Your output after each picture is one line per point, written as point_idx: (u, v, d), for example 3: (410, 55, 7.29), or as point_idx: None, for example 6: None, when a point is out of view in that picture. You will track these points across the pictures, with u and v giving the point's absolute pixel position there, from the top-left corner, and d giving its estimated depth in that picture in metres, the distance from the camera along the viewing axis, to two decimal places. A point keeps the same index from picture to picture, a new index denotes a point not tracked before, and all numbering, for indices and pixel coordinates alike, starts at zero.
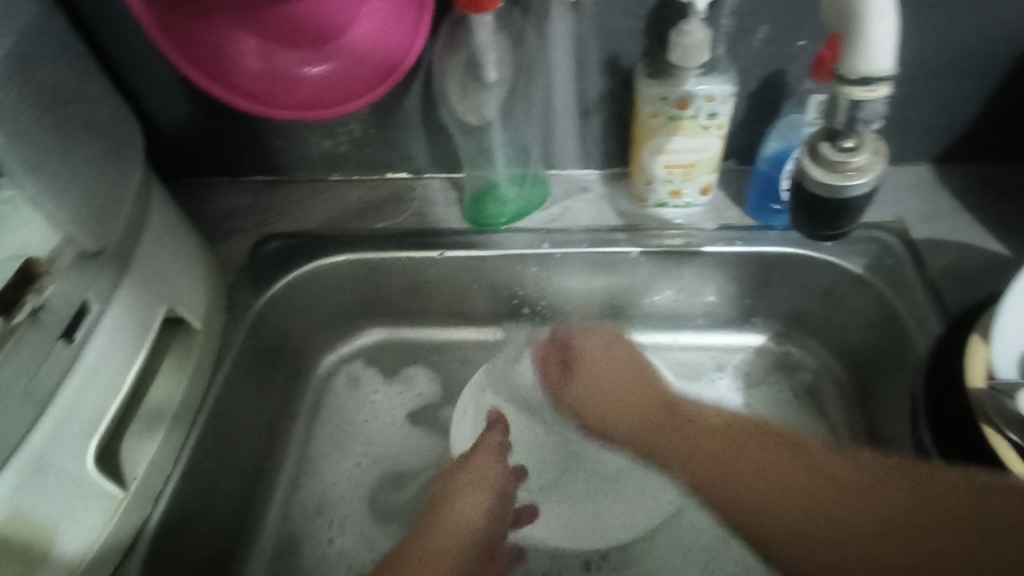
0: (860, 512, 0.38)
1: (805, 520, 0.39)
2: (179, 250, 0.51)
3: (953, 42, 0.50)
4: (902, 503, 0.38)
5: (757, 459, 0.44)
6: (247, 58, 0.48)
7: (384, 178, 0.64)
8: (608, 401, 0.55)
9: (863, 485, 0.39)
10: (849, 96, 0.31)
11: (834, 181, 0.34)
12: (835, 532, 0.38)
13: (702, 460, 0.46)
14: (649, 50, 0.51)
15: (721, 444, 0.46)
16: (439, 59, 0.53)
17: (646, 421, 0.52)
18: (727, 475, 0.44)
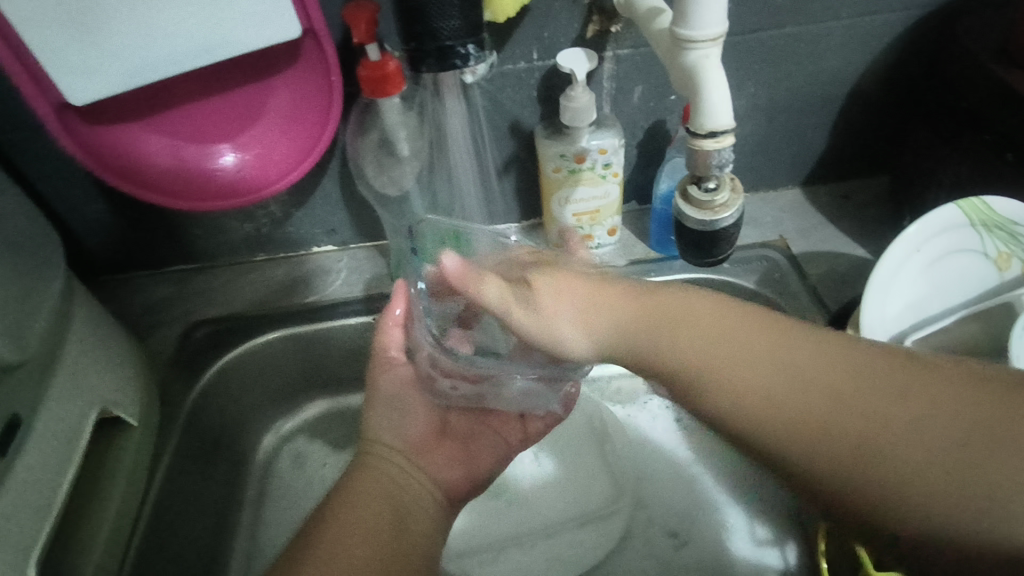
0: (899, 400, 0.27)
1: (801, 427, 0.29)
2: (108, 349, 0.51)
3: (799, 88, 0.58)
4: (917, 381, 0.28)
5: (760, 343, 0.32)
6: (159, 156, 0.49)
7: (309, 253, 0.66)
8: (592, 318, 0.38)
9: (875, 375, 0.29)
10: (702, 149, 0.36)
11: (706, 216, 0.40)
12: (843, 425, 0.28)
13: (673, 318, 0.35)
14: (545, 113, 0.57)
15: (698, 317, 0.35)
16: (352, 142, 0.56)
17: (638, 320, 0.36)
18: (722, 347, 0.33)
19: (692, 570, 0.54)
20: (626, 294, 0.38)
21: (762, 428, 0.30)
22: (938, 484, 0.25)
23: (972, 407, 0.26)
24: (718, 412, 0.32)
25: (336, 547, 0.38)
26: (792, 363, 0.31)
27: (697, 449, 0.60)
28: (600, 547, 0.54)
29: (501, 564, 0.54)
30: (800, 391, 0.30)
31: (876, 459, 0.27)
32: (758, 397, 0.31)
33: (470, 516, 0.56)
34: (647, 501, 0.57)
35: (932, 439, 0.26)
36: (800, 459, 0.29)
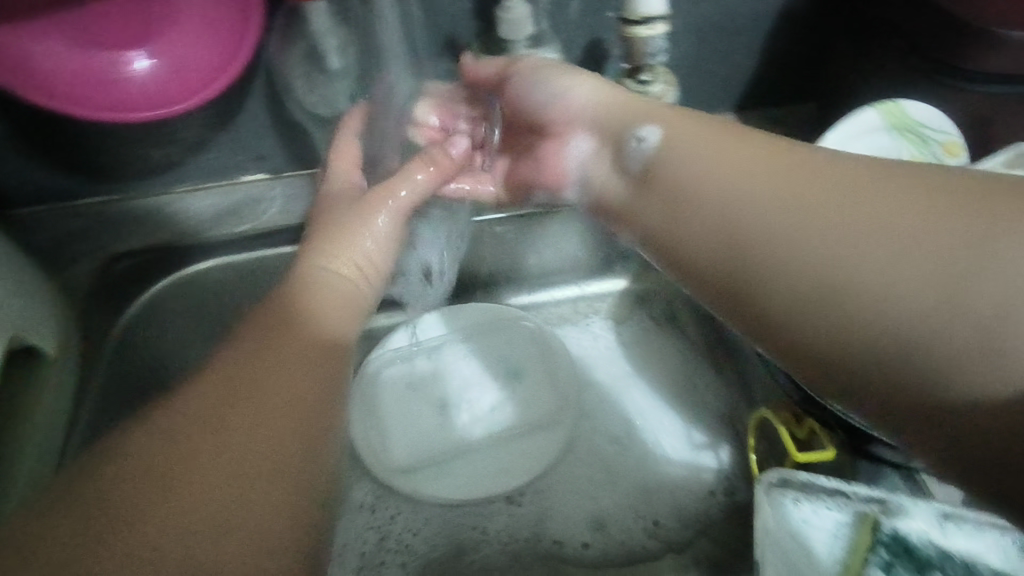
0: (856, 209, 0.32)
1: (772, 214, 0.34)
2: (15, 277, 0.47)
3: (732, 6, 0.59)
4: (879, 199, 0.31)
5: (754, 159, 0.37)
6: (63, 61, 0.46)
7: (239, 182, 0.62)
8: (622, 106, 0.46)
9: (831, 174, 0.34)
10: (636, 35, 0.42)
11: (640, 107, 0.46)
12: (816, 245, 0.32)
13: (699, 154, 0.40)
14: (481, 27, 0.55)
15: (717, 151, 0.39)
16: (277, 54, 0.53)
17: (655, 122, 0.44)
18: (740, 173, 0.37)
19: (633, 471, 0.57)
20: (648, 100, 0.46)
21: (736, 220, 0.36)
22: (899, 313, 0.29)
23: (939, 228, 0.29)
24: (703, 224, 0.37)
25: (236, 440, 0.34)
26: (771, 172, 0.36)
27: (635, 362, 0.62)
28: (545, 456, 0.56)
29: (445, 479, 0.54)
30: (790, 207, 0.34)
31: (845, 276, 0.31)
32: (756, 215, 0.35)
33: (403, 449, 0.56)
34: (590, 415, 0.59)
35: (898, 267, 0.29)
36: (769, 286, 0.33)
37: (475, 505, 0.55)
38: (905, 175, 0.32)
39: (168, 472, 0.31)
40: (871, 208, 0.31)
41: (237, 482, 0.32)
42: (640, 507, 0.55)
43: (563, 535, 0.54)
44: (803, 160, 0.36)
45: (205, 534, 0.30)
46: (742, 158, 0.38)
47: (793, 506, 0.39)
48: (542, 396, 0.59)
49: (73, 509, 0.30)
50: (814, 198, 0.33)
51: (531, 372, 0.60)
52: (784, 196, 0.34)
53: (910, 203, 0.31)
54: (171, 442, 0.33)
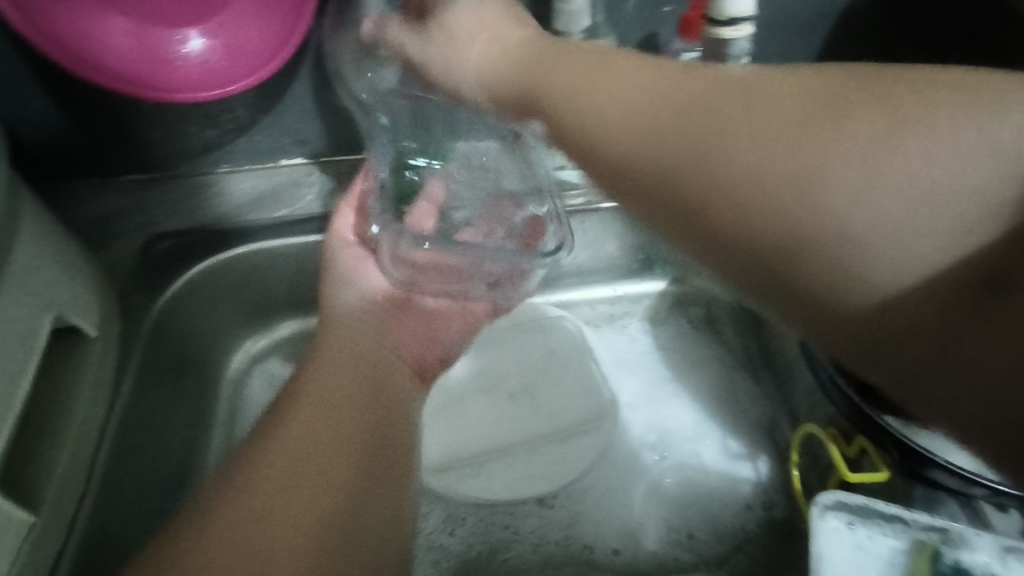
0: (725, 137, 0.35)
1: (660, 142, 0.37)
2: (59, 255, 0.47)
3: (793, 7, 0.57)
4: (753, 108, 0.36)
5: (642, 83, 0.39)
6: (117, 36, 0.45)
7: (278, 165, 0.61)
8: (512, 54, 0.45)
9: (707, 92, 0.37)
10: (721, 35, 0.42)
11: None
12: (748, 155, 0.35)
13: (566, 86, 0.41)
14: (535, 18, 0.54)
15: (654, 82, 0.39)
16: (328, 38, 0.52)
17: (529, 47, 0.44)
18: (655, 124, 0.37)
19: (669, 480, 0.56)
20: (525, 39, 0.45)
21: (636, 153, 0.38)
22: (849, 199, 0.33)
23: (821, 104, 0.35)
24: (644, 162, 0.37)
25: (303, 437, 0.39)
26: (642, 91, 0.38)
27: (672, 367, 0.61)
28: (580, 460, 0.55)
29: (482, 478, 0.54)
30: (695, 139, 0.36)
31: (762, 172, 0.35)
32: (730, 155, 0.35)
33: (454, 450, 0.55)
34: (625, 420, 0.58)
35: (842, 164, 0.33)
36: (750, 216, 0.35)
37: (508, 507, 0.54)
38: (760, 88, 0.36)
39: (261, 465, 0.37)
40: (744, 108, 0.36)
41: (305, 483, 0.37)
42: (674, 518, 0.54)
43: (594, 540, 0.53)
44: (666, 77, 0.39)
45: (263, 534, 0.34)
46: (633, 80, 0.39)
47: (848, 530, 0.38)
48: (577, 395, 0.59)
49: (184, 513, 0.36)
50: (709, 111, 0.36)
51: (566, 374, 0.60)
52: (660, 121, 0.37)
53: (793, 120, 0.35)
54: (255, 439, 0.39)
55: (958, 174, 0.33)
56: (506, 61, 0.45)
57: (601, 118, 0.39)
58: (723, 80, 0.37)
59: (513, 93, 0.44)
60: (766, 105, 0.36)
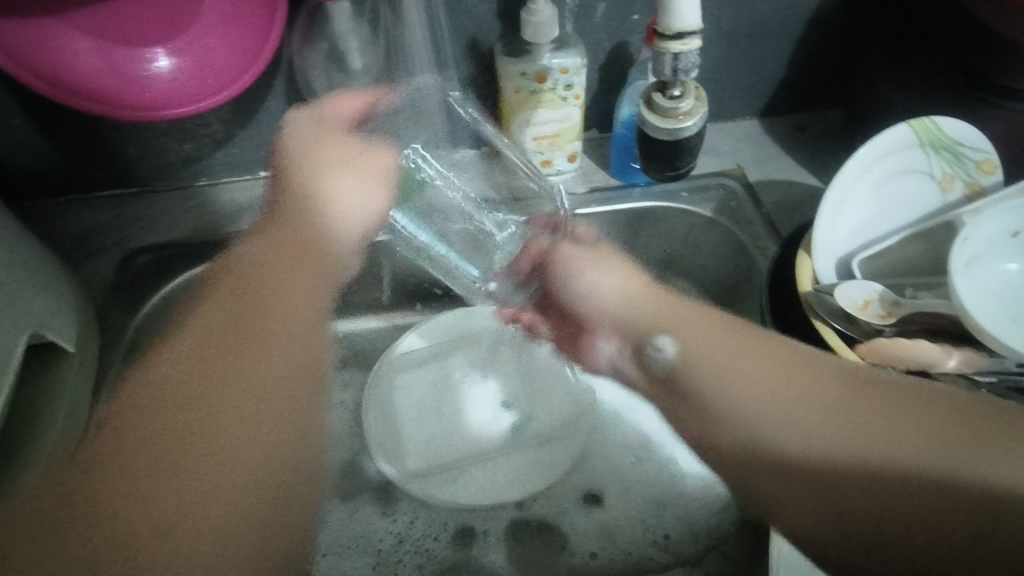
0: (853, 428, 0.33)
1: (787, 466, 0.35)
2: (33, 272, 0.47)
3: (763, 11, 0.58)
4: (878, 402, 0.34)
5: (762, 361, 0.39)
6: (84, 58, 0.46)
7: (258, 177, 0.62)
8: (638, 313, 0.46)
9: (813, 377, 0.36)
10: (670, 49, 0.43)
11: (670, 122, 0.47)
12: (822, 428, 0.34)
13: (721, 353, 0.40)
14: (505, 30, 0.55)
15: (734, 339, 0.40)
16: (299, 53, 0.53)
17: (660, 300, 0.46)
18: (671, 321, 0.44)
19: (646, 482, 0.56)
20: (660, 300, 0.46)
21: (752, 434, 0.36)
22: (897, 450, 0.32)
23: (870, 420, 0.33)
24: (776, 466, 0.35)
25: (228, 401, 0.39)
26: (772, 362, 0.38)
27: None
28: (558, 465, 0.56)
29: (460, 485, 0.54)
30: (759, 392, 0.37)
31: (776, 446, 0.35)
32: (716, 367, 0.39)
33: (417, 459, 0.55)
34: (600, 424, 0.59)
35: (925, 439, 0.31)
36: (773, 446, 0.36)
37: (484, 513, 0.54)
38: (875, 383, 0.35)
39: (195, 437, 0.37)
40: (858, 420, 0.33)
41: (251, 444, 0.38)
42: (650, 519, 0.55)
43: (570, 541, 0.54)
44: (778, 347, 0.39)
45: (199, 517, 0.35)
46: (747, 350, 0.39)
47: None
48: (550, 402, 0.58)
49: (150, 441, 0.36)
50: (833, 414, 0.34)
51: (539, 379, 0.60)
52: (774, 392, 0.37)
53: (870, 416, 0.33)
54: (182, 394, 0.39)
55: (919, 428, 0.32)
56: (642, 307, 0.46)
57: (705, 404, 0.39)
58: (822, 366, 0.37)
59: (629, 326, 0.46)
60: (866, 406, 0.34)
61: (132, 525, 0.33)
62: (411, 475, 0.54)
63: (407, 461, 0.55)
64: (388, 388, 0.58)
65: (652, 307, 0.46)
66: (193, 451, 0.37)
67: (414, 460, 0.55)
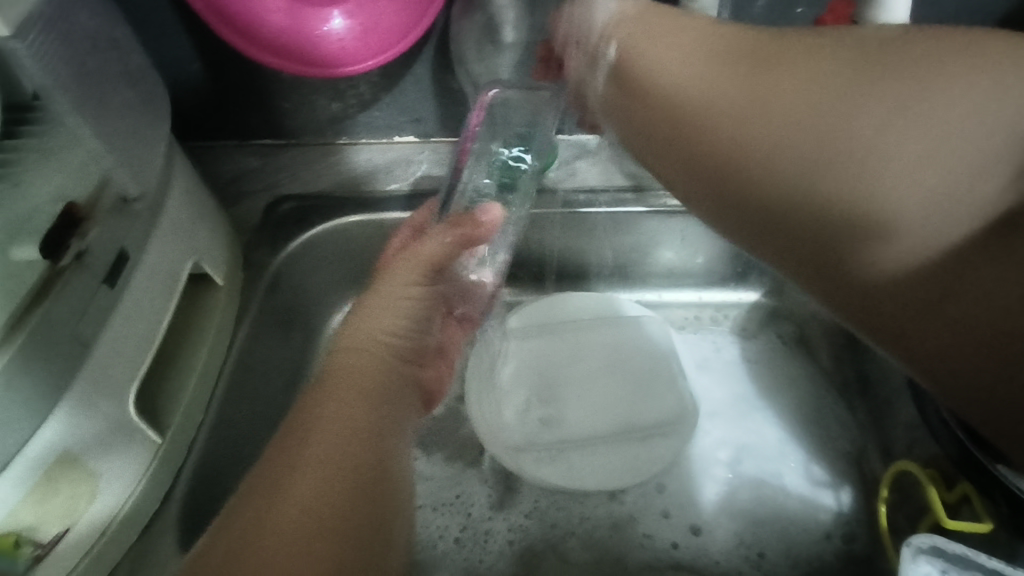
0: (860, 154, 0.39)
1: (805, 202, 0.42)
2: (200, 207, 0.51)
3: (944, 14, 0.53)
4: (850, 112, 0.39)
5: (777, 106, 0.42)
6: (269, 14, 0.48)
7: (393, 142, 0.64)
8: (663, 41, 0.45)
9: (841, 86, 0.40)
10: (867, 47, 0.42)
11: None
12: (807, 137, 0.41)
13: (731, 103, 0.43)
14: (659, 15, 0.53)
15: (751, 68, 0.43)
16: (454, 24, 0.54)
17: (711, 40, 0.44)
18: (686, 52, 0.44)
19: (747, 496, 0.55)
20: (680, 22, 0.45)
21: (782, 187, 0.42)
22: (916, 165, 0.38)
23: (888, 127, 0.38)
24: (803, 222, 0.42)
25: (323, 431, 0.38)
26: (794, 87, 0.41)
27: (759, 385, 0.60)
28: (657, 463, 0.55)
29: (557, 465, 0.54)
30: (779, 138, 0.42)
31: (796, 193, 0.42)
32: (712, 112, 0.44)
33: (517, 432, 0.56)
34: (702, 430, 0.58)
35: (904, 149, 0.38)
36: (795, 220, 0.43)
37: (577, 498, 0.55)
38: (860, 75, 0.39)
39: (278, 481, 0.36)
40: (847, 128, 0.39)
41: (332, 466, 0.37)
42: (746, 534, 0.53)
43: (654, 532, 0.54)
44: (780, 60, 0.42)
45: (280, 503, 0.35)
46: (780, 86, 0.42)
47: None
48: (658, 399, 0.57)
49: (234, 519, 0.35)
50: (818, 133, 0.40)
51: (639, 371, 0.58)
52: (794, 128, 0.41)
53: (856, 129, 0.39)
54: (320, 459, 0.37)
55: (928, 148, 0.38)
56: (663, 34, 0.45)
57: (741, 172, 0.44)
58: (839, 74, 0.40)
59: (621, 99, 0.48)
60: (862, 119, 0.39)
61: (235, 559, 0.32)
62: (511, 449, 0.55)
63: (507, 433, 0.56)
64: (492, 358, 0.59)
65: (672, 44, 0.45)
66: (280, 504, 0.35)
67: (511, 433, 0.56)
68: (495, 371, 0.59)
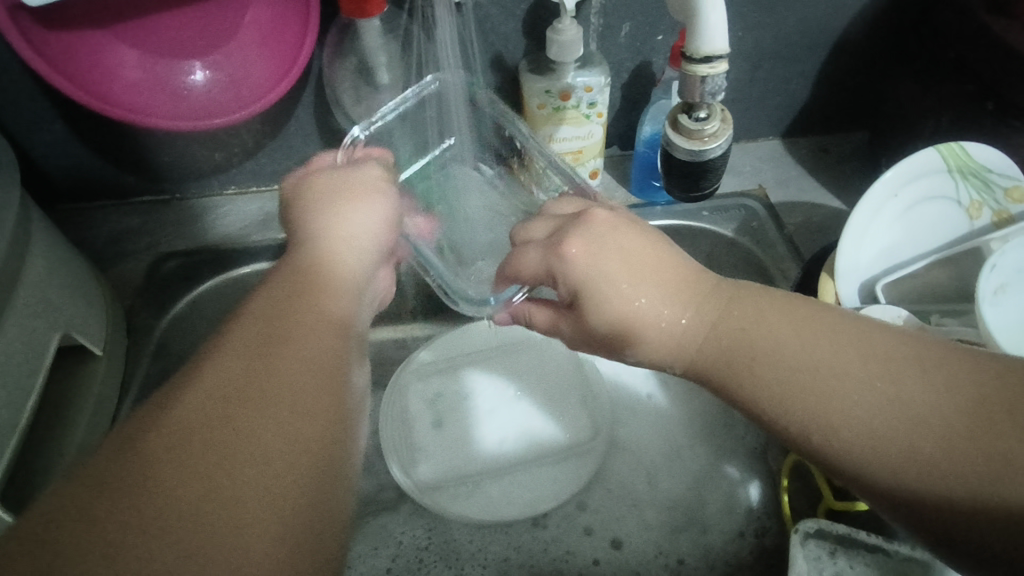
0: (970, 428, 0.29)
1: (871, 444, 0.30)
2: (66, 274, 0.48)
3: (788, 33, 0.58)
4: (871, 357, 0.32)
5: (788, 340, 0.34)
6: (130, 70, 0.47)
7: (284, 187, 0.63)
8: (659, 307, 0.37)
9: (871, 355, 0.32)
10: (697, 73, 0.43)
11: (695, 145, 0.48)
12: (820, 368, 0.32)
13: (758, 350, 0.34)
14: (530, 48, 0.55)
15: (753, 355, 0.34)
16: (329, 68, 0.54)
17: (693, 299, 0.37)
18: (723, 358, 0.35)
19: (665, 504, 0.56)
20: (717, 309, 0.36)
21: (827, 448, 0.31)
22: (940, 455, 0.29)
23: (928, 401, 0.30)
24: (808, 451, 0.33)
25: (192, 399, 0.32)
26: (792, 320, 0.34)
27: (669, 391, 0.62)
28: (573, 483, 0.55)
29: (475, 499, 0.54)
30: (859, 379, 0.31)
31: (842, 433, 0.31)
32: (790, 395, 0.33)
33: (433, 471, 0.55)
34: (617, 445, 0.59)
35: (939, 424, 0.29)
36: (839, 440, 0.31)
37: (500, 527, 0.55)
38: (914, 358, 0.31)
39: (223, 454, 0.30)
40: (921, 378, 0.30)
41: (284, 435, 0.32)
42: (664, 542, 0.54)
43: (577, 548, 0.54)
44: (799, 307, 0.35)
45: (230, 513, 0.28)
46: (804, 347, 0.33)
47: (829, 558, 0.40)
48: (573, 418, 0.58)
49: (165, 484, 0.28)
50: (887, 379, 0.31)
51: (558, 393, 0.59)
52: (848, 418, 0.31)
53: (939, 414, 0.29)
54: (196, 426, 0.30)
55: (937, 436, 0.29)
56: (708, 343, 0.36)
57: (772, 416, 0.33)
58: (864, 328, 0.33)
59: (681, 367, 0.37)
60: (903, 380, 0.31)
61: (181, 523, 0.27)
62: (428, 488, 0.54)
63: (424, 471, 0.55)
64: (401, 395, 0.59)
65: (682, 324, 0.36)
66: (218, 472, 0.29)
67: (426, 471, 0.55)
68: (409, 409, 0.58)
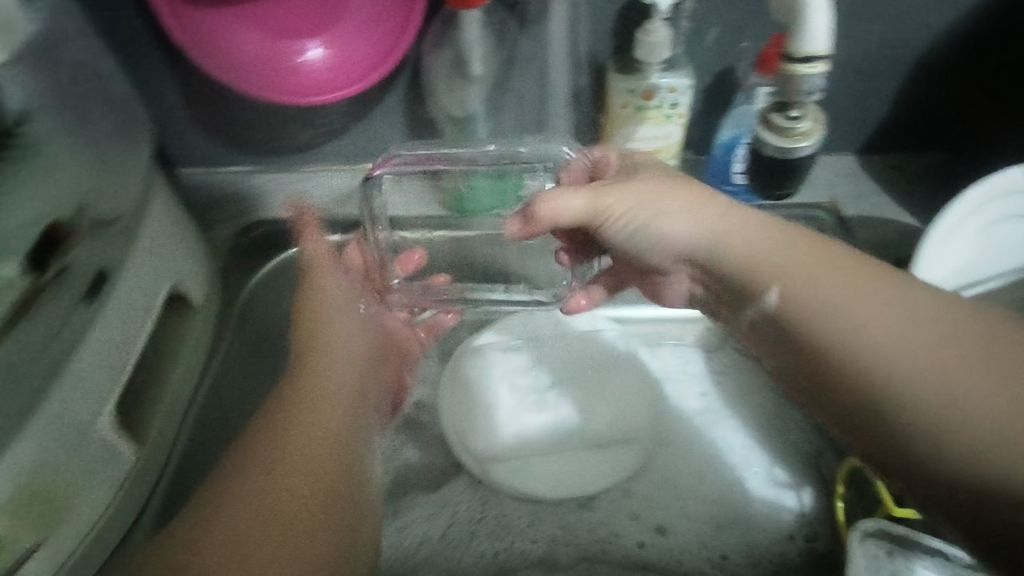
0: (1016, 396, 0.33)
1: (924, 404, 0.34)
2: (177, 228, 0.53)
3: (875, 47, 0.58)
4: (949, 332, 0.36)
5: (861, 300, 0.38)
6: (252, 45, 0.51)
7: (364, 167, 0.67)
8: (739, 230, 0.44)
9: (955, 329, 0.36)
10: (795, 70, 0.47)
11: (786, 141, 0.52)
12: (892, 332, 0.36)
13: (832, 302, 0.39)
14: (619, 47, 0.57)
15: (825, 300, 0.39)
16: (427, 56, 0.58)
17: (776, 241, 0.43)
18: (767, 268, 0.42)
19: (712, 501, 0.57)
20: (761, 236, 0.43)
21: (880, 399, 0.36)
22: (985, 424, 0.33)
23: (990, 374, 0.34)
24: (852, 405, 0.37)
25: (225, 522, 0.39)
26: (869, 290, 0.38)
27: (723, 391, 0.63)
28: (621, 470, 0.57)
29: (528, 475, 0.56)
30: (924, 350, 0.35)
31: (893, 385, 0.35)
32: (863, 341, 0.37)
33: (489, 445, 0.56)
34: (669, 439, 0.60)
35: (992, 400, 0.33)
36: (898, 394, 0.35)
37: (550, 505, 0.57)
38: (982, 340, 0.35)
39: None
40: (983, 358, 0.35)
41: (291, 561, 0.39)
42: (709, 538, 0.55)
43: (624, 533, 0.56)
44: (885, 279, 0.39)
45: None
46: (882, 311, 0.37)
47: (887, 558, 0.41)
48: (627, 408, 0.59)
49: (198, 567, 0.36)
50: (953, 352, 0.35)
51: (610, 389, 0.60)
52: (910, 377, 0.35)
53: (991, 387, 0.34)
54: (225, 557, 0.37)
55: (984, 409, 0.33)
56: (745, 244, 0.43)
57: (831, 361, 0.38)
58: (939, 306, 0.37)
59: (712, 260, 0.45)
60: (975, 354, 0.35)
61: None
62: (483, 460, 0.56)
63: (477, 443, 0.57)
64: (458, 371, 0.61)
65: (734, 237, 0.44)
66: None
67: (480, 446, 0.57)
68: (469, 384, 0.60)
